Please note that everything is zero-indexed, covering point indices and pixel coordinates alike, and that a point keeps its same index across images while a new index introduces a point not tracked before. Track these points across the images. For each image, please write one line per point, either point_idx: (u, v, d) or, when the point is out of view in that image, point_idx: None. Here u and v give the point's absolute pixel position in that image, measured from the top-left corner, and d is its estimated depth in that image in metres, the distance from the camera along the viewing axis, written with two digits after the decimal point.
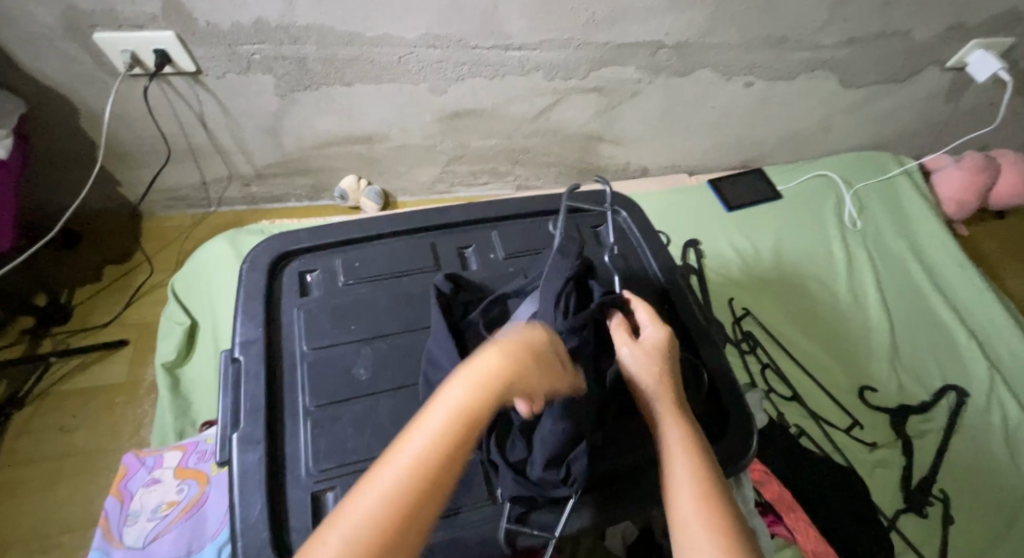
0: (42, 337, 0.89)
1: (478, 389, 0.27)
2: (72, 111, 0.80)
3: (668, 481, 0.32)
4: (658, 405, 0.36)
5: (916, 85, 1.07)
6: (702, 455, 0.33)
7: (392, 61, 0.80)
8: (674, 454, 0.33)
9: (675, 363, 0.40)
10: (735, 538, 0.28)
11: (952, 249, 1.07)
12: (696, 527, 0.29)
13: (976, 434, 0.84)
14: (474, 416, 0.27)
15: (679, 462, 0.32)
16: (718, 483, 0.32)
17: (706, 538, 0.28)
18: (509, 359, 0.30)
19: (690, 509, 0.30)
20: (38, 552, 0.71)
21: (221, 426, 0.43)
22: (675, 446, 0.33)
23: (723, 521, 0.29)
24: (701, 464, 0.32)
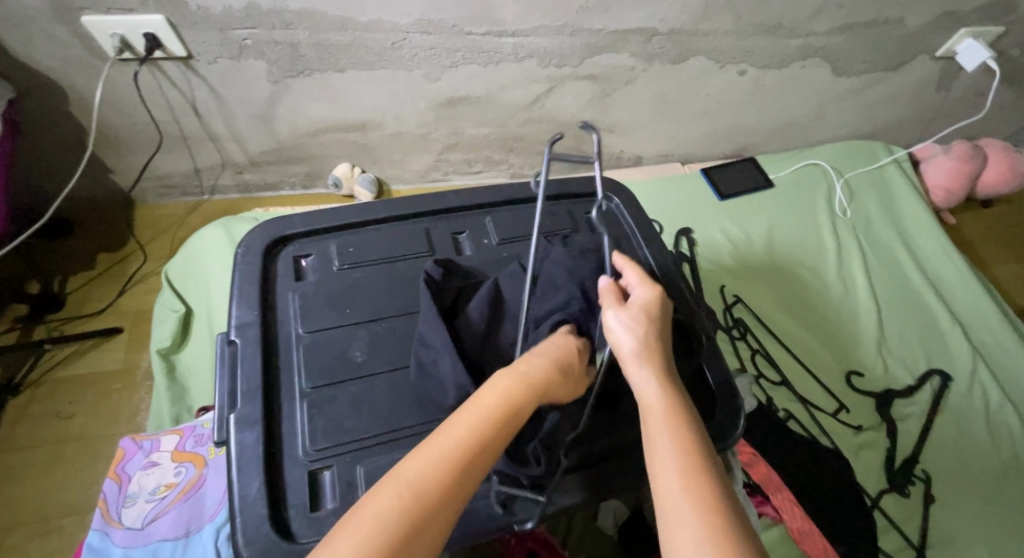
0: (35, 325, 0.89)
1: (527, 382, 0.34)
2: (62, 97, 0.80)
3: (653, 447, 0.32)
4: (644, 373, 0.36)
5: (908, 74, 1.08)
6: (684, 421, 0.33)
7: (386, 47, 0.80)
8: (658, 422, 0.33)
9: (663, 330, 0.41)
10: (717, 499, 0.28)
11: (938, 237, 1.09)
12: (676, 489, 0.29)
13: (958, 416, 0.86)
14: (521, 396, 0.33)
15: (662, 429, 0.33)
16: (703, 448, 0.32)
17: (685, 499, 0.28)
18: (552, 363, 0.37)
19: (673, 471, 0.30)
20: (38, 537, 0.72)
21: (219, 408, 0.44)
22: (659, 413, 0.34)
23: (706, 483, 0.29)
24: (685, 429, 0.32)
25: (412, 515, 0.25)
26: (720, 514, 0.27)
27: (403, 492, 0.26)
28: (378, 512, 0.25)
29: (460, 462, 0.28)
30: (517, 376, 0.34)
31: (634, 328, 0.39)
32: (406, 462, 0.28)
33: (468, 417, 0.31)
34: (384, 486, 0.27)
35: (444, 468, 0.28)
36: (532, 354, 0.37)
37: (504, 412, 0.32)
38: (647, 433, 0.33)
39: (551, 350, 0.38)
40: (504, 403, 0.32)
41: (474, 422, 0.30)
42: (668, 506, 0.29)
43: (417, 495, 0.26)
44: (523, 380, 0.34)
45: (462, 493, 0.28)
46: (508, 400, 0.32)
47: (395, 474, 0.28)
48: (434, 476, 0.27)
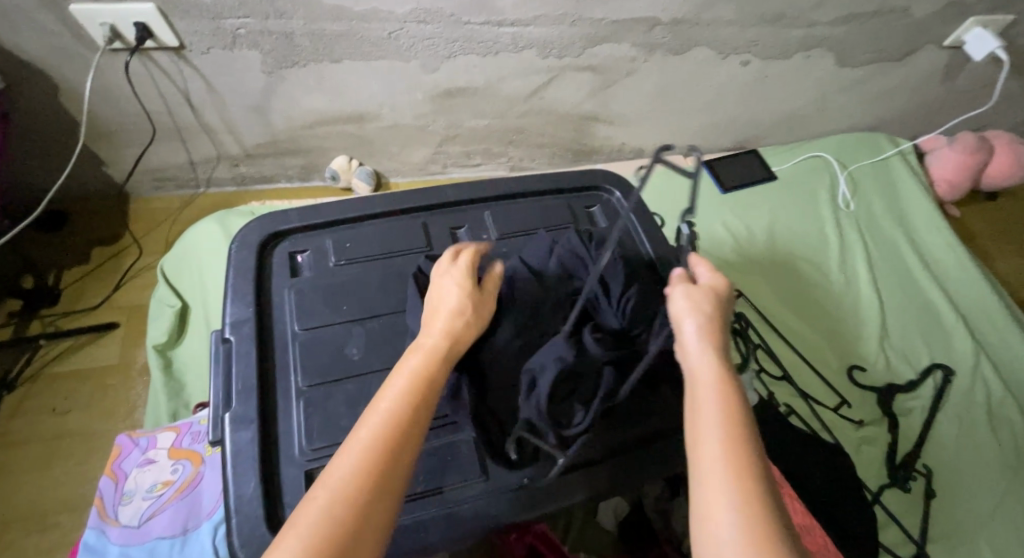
0: (30, 320, 0.88)
1: (430, 352, 0.34)
2: (51, 87, 0.78)
3: (695, 417, 0.31)
4: (699, 346, 0.35)
5: (914, 64, 1.06)
6: (733, 396, 0.32)
7: (382, 37, 0.79)
8: (705, 393, 0.32)
9: (725, 312, 0.39)
10: (753, 474, 0.27)
11: (943, 229, 1.08)
12: (711, 459, 0.28)
13: (960, 410, 0.85)
14: (429, 366, 0.33)
15: (710, 401, 0.31)
16: (750, 427, 0.30)
17: (720, 470, 0.27)
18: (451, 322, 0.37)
19: (712, 442, 0.29)
20: (36, 532, 0.71)
21: (214, 407, 0.43)
22: (707, 383, 0.33)
23: (743, 457, 0.28)
24: (734, 406, 0.31)
25: (343, 518, 0.24)
26: (757, 491, 0.26)
27: (333, 490, 0.25)
28: (305, 522, 0.24)
29: (385, 446, 0.27)
30: (418, 354, 0.34)
31: (695, 306, 0.38)
32: (334, 459, 0.27)
33: (381, 403, 0.30)
34: (323, 485, 0.26)
35: (368, 453, 0.27)
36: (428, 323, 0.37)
37: (419, 385, 0.31)
38: (691, 404, 0.32)
39: (447, 310, 0.38)
40: (414, 377, 0.32)
41: (387, 405, 0.29)
42: (703, 476, 0.27)
43: (345, 497, 0.25)
44: (423, 356, 0.34)
45: (399, 469, 0.27)
46: (417, 377, 0.32)
47: (324, 479, 0.26)
48: (361, 461, 0.26)
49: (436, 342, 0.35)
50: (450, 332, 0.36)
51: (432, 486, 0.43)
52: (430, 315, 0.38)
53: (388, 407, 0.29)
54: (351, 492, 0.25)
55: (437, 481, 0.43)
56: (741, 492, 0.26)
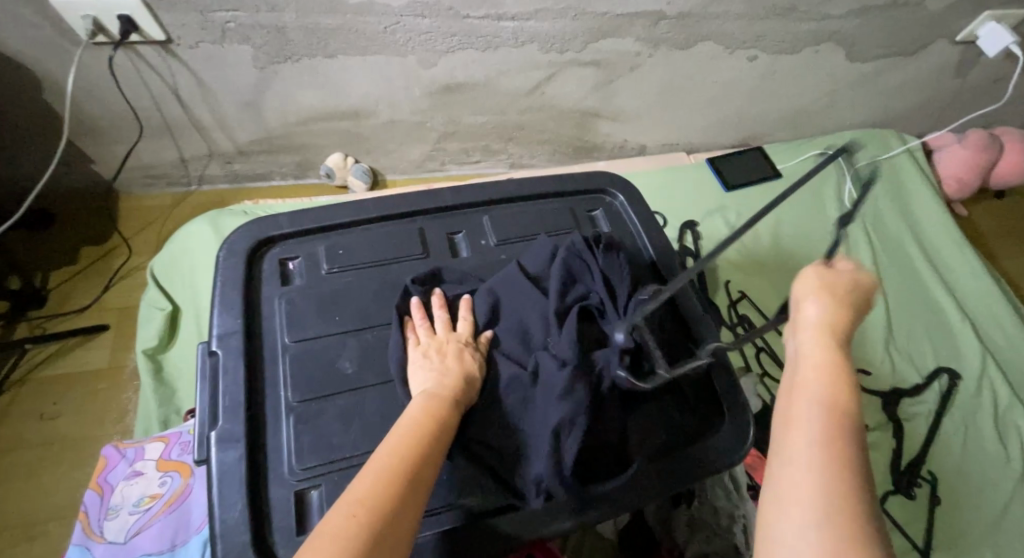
0: (18, 322, 0.86)
1: (439, 396, 0.37)
2: (34, 82, 0.75)
3: (791, 406, 0.29)
4: (814, 339, 0.32)
5: (924, 59, 1.03)
6: (841, 388, 0.29)
7: (378, 31, 0.76)
8: (807, 385, 0.30)
9: (859, 305, 0.34)
10: (846, 467, 0.25)
11: (951, 230, 1.06)
12: (798, 447, 0.26)
13: (968, 416, 0.84)
14: (440, 410, 0.35)
15: (808, 397, 0.29)
16: (853, 423, 0.27)
17: (804, 456, 0.25)
18: (459, 375, 0.40)
19: (806, 429, 0.27)
20: (23, 541, 0.70)
21: (199, 423, 0.41)
22: (810, 373, 0.30)
23: (837, 450, 0.25)
24: (838, 408, 0.28)
25: (367, 526, 0.25)
26: (851, 494, 0.23)
27: (357, 509, 0.26)
28: (332, 529, 0.25)
29: (401, 474, 0.29)
30: (423, 395, 0.37)
31: (825, 290, 0.33)
32: (360, 476, 0.29)
33: (394, 439, 0.32)
34: (341, 506, 0.27)
35: (387, 480, 0.28)
36: (431, 370, 0.40)
37: (429, 425, 0.34)
38: (787, 393, 0.30)
39: (448, 363, 0.41)
40: (428, 416, 0.34)
41: (402, 441, 0.31)
42: (790, 461, 0.26)
43: (369, 507, 0.26)
44: (431, 397, 0.37)
45: (415, 498, 0.29)
46: (428, 413, 0.35)
47: (349, 494, 0.27)
48: (381, 485, 0.28)
49: (440, 385, 0.38)
50: (451, 375, 0.39)
51: (437, 505, 0.41)
52: (433, 359, 0.41)
53: (402, 445, 0.31)
54: (374, 511, 0.26)
55: (443, 499, 0.41)
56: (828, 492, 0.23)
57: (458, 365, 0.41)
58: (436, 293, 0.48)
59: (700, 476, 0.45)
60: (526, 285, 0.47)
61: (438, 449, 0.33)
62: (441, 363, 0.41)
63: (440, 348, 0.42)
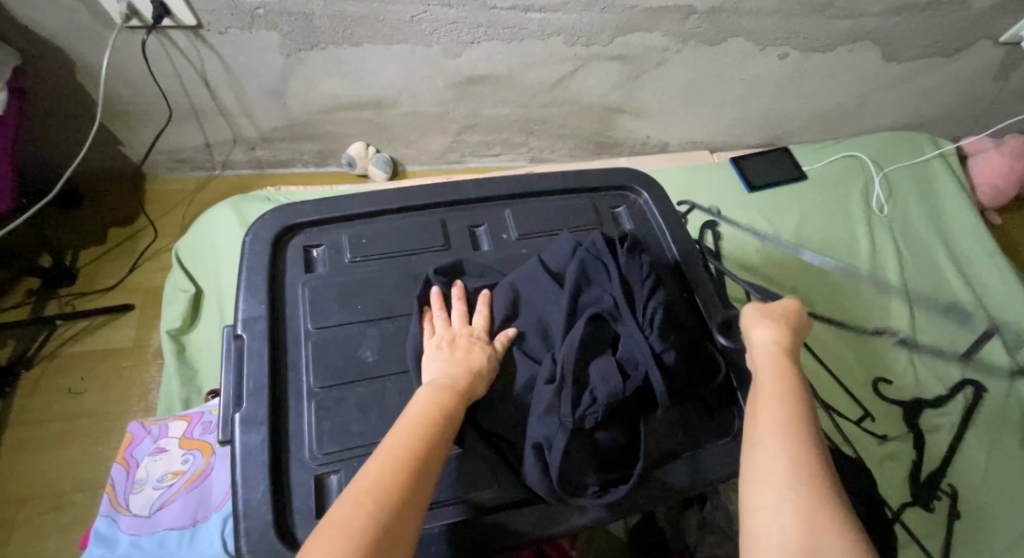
0: (48, 299, 0.88)
1: (449, 385, 0.37)
2: (69, 65, 0.77)
3: (755, 410, 0.33)
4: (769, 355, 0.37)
5: (964, 60, 1.00)
6: (798, 396, 0.33)
7: (405, 20, 0.76)
8: (768, 391, 0.34)
9: (799, 338, 0.41)
10: (812, 462, 0.28)
11: (982, 238, 1.03)
12: (772, 443, 0.30)
13: (992, 430, 0.82)
14: (449, 399, 0.35)
15: (772, 397, 0.33)
16: (812, 424, 0.31)
17: (776, 454, 0.29)
18: (467, 368, 0.39)
19: (772, 428, 0.31)
20: (52, 510, 0.72)
21: (224, 404, 0.42)
22: (767, 382, 0.35)
23: (802, 444, 0.29)
24: (794, 405, 0.32)
25: (378, 514, 0.25)
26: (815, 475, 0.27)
27: (367, 497, 0.26)
28: (344, 517, 0.25)
29: (410, 465, 0.29)
30: (432, 387, 0.37)
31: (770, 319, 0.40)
32: (372, 460, 0.29)
33: (402, 426, 0.32)
34: (350, 495, 0.27)
35: (395, 470, 0.28)
36: (444, 364, 0.40)
37: (438, 414, 0.34)
38: (753, 401, 0.34)
39: (460, 358, 0.40)
40: (435, 403, 0.35)
41: (410, 429, 0.32)
42: (761, 447, 0.30)
43: (380, 494, 0.27)
44: (442, 389, 0.36)
45: (421, 494, 0.28)
46: (436, 405, 0.35)
47: (358, 482, 0.28)
48: (389, 475, 0.28)
49: (447, 377, 0.38)
50: (460, 368, 0.39)
51: (448, 496, 0.41)
52: (446, 351, 0.41)
53: (410, 433, 0.31)
54: (383, 503, 0.26)
55: (452, 491, 0.41)
56: (797, 472, 0.27)
57: (466, 359, 0.40)
58: (456, 284, 0.48)
59: (717, 479, 0.44)
60: (545, 281, 0.46)
61: (445, 438, 0.33)
62: (453, 357, 0.40)
63: (452, 341, 0.42)
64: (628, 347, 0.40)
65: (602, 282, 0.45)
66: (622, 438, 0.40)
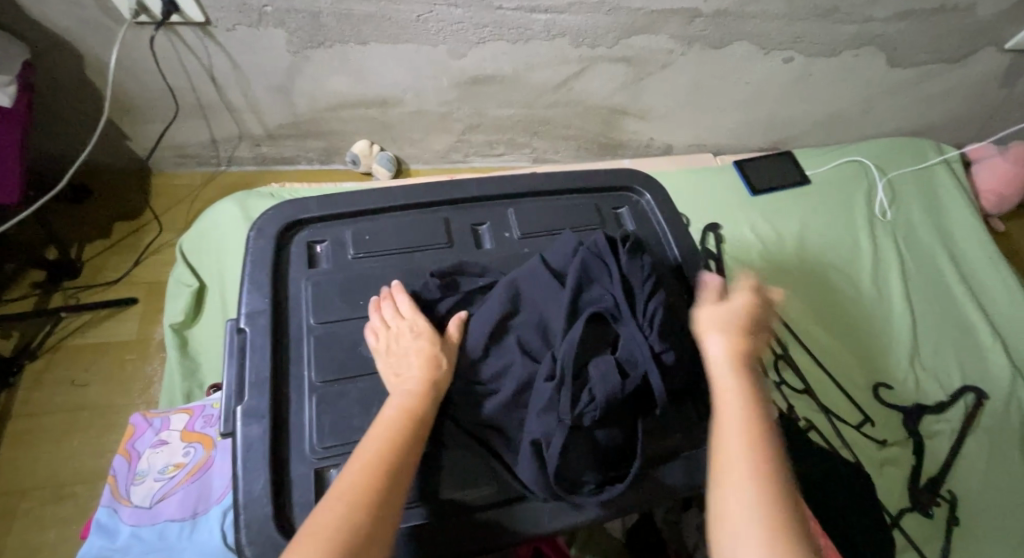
0: (53, 291, 0.89)
1: (418, 388, 0.37)
2: (78, 59, 0.78)
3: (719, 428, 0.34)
4: (729, 363, 0.38)
5: (969, 67, 1.00)
6: (759, 414, 0.34)
7: (411, 19, 0.76)
8: (731, 406, 0.34)
9: (755, 334, 0.41)
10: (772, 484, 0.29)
11: (985, 246, 1.03)
12: (737, 467, 0.30)
13: (993, 437, 0.82)
14: (417, 403, 0.36)
15: (735, 414, 0.34)
16: (772, 441, 0.32)
17: (740, 478, 0.30)
18: (427, 367, 0.39)
19: (735, 448, 0.31)
20: (54, 501, 0.73)
21: (225, 397, 0.43)
22: (730, 399, 0.35)
23: (765, 467, 0.30)
24: (756, 422, 0.33)
25: (351, 518, 0.26)
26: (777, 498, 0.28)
27: (342, 502, 0.27)
28: (320, 523, 0.26)
29: (383, 467, 0.30)
30: (400, 392, 0.37)
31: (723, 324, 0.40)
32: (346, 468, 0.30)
33: (376, 432, 0.33)
34: (328, 500, 0.27)
35: (369, 473, 0.29)
36: (405, 365, 0.40)
37: (408, 418, 0.34)
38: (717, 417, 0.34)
39: (416, 357, 0.40)
40: (405, 407, 0.35)
41: (383, 434, 0.32)
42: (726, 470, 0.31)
43: (352, 499, 0.27)
44: (406, 393, 0.37)
45: (395, 492, 0.29)
46: (404, 409, 0.35)
47: (332, 490, 0.28)
48: (363, 480, 0.28)
49: (411, 380, 0.38)
50: (418, 366, 0.39)
51: (412, 500, 0.41)
52: (401, 352, 0.41)
53: (384, 437, 0.32)
54: (358, 507, 0.27)
55: (417, 494, 0.41)
56: (760, 497, 0.28)
57: (421, 357, 0.40)
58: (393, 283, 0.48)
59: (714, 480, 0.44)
60: (545, 280, 0.46)
61: (417, 440, 0.33)
62: (410, 358, 0.40)
63: (395, 341, 0.42)
64: (629, 347, 0.40)
65: (603, 282, 0.45)
66: (619, 437, 0.40)
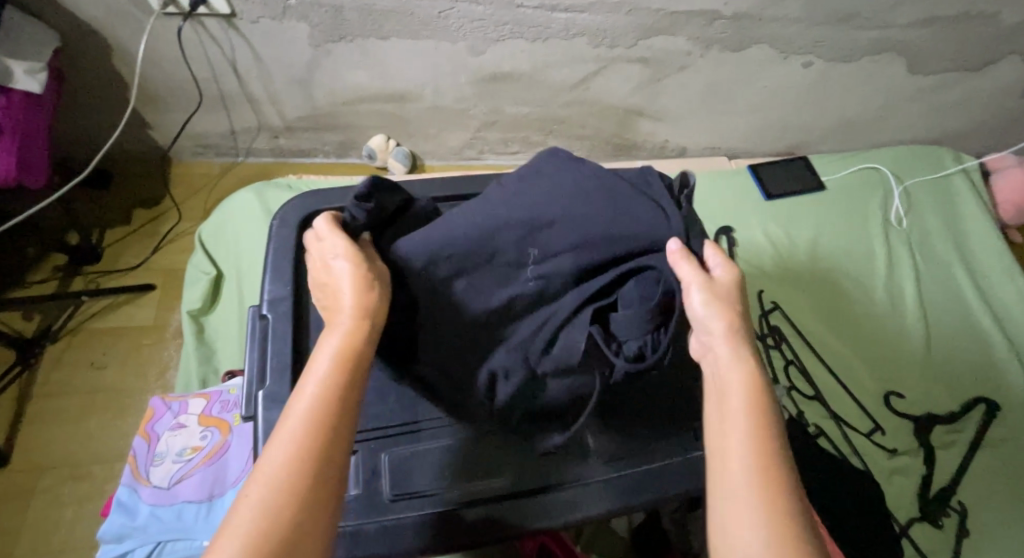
0: (74, 275, 0.91)
1: (356, 319, 0.31)
2: (105, 48, 0.79)
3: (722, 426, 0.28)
4: (728, 349, 0.32)
5: (991, 75, 0.99)
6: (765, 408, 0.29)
7: (432, 15, 0.77)
8: (733, 402, 0.29)
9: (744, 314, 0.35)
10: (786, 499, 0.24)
11: (1003, 256, 1.02)
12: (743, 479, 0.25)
13: (1005, 449, 0.81)
14: (354, 340, 0.30)
15: (737, 410, 0.28)
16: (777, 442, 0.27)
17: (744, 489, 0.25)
18: (367, 295, 0.32)
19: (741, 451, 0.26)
20: (72, 480, 0.74)
21: (247, 382, 0.43)
22: (735, 392, 0.29)
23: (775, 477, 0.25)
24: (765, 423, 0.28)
25: (279, 514, 0.22)
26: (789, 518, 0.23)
27: (265, 494, 0.22)
28: (241, 524, 0.22)
29: (318, 441, 0.25)
30: (341, 323, 0.31)
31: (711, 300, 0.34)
32: (268, 446, 0.25)
33: (308, 385, 0.27)
34: (248, 492, 0.23)
35: (298, 452, 0.24)
36: (343, 288, 0.33)
37: (345, 363, 0.28)
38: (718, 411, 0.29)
39: (355, 283, 0.33)
40: (341, 348, 0.29)
41: (314, 390, 0.27)
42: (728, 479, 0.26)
43: (282, 486, 0.23)
44: (345, 328, 0.30)
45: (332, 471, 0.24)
46: (343, 351, 0.29)
47: (257, 470, 0.24)
48: (292, 460, 0.24)
49: (351, 308, 0.31)
50: (355, 293, 0.32)
51: (437, 486, 0.41)
52: (338, 273, 0.34)
53: (315, 394, 0.26)
54: (285, 497, 0.22)
55: (440, 482, 0.41)
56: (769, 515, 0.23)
57: (360, 283, 0.33)
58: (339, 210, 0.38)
59: None
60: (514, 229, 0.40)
61: (356, 391, 0.28)
62: (346, 281, 0.33)
63: (324, 262, 0.35)
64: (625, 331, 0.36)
65: (564, 226, 0.40)
66: (580, 392, 0.39)
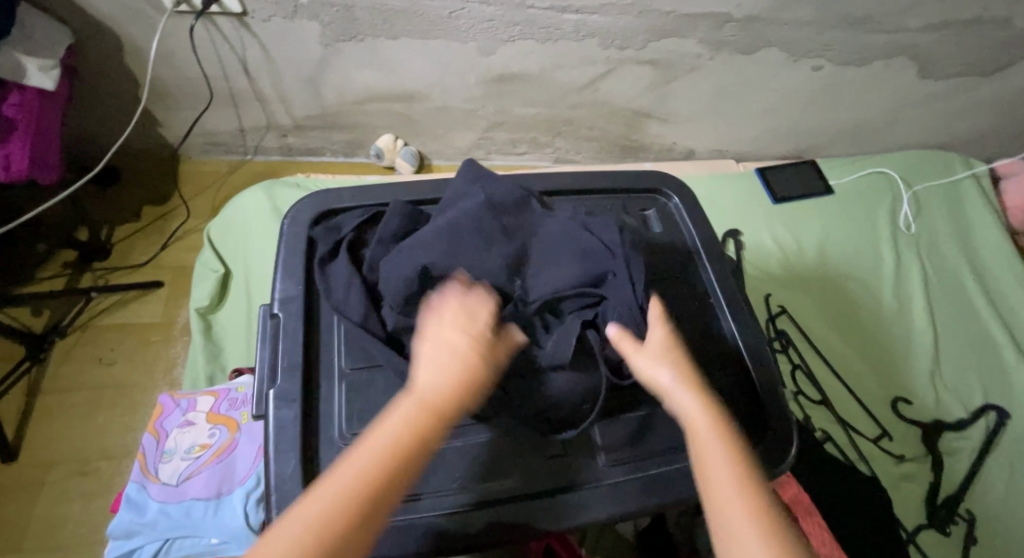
0: (83, 271, 0.91)
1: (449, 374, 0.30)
2: (117, 45, 0.79)
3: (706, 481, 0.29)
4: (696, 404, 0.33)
5: (1002, 80, 0.98)
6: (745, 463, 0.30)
7: (442, 15, 0.77)
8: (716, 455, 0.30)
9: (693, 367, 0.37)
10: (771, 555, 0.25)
11: (1012, 263, 1.01)
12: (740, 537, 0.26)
13: (1013, 457, 0.80)
14: (441, 395, 0.29)
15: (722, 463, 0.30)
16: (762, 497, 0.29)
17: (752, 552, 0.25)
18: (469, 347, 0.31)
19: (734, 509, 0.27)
20: (79, 475, 0.75)
21: (258, 381, 0.43)
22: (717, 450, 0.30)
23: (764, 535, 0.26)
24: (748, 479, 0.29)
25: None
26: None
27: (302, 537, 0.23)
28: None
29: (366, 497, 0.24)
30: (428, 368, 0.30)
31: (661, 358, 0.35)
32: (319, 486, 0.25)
33: (378, 433, 0.27)
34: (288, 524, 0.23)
35: (344, 505, 0.24)
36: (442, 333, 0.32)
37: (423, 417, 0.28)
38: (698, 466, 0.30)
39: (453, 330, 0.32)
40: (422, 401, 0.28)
41: (383, 440, 0.26)
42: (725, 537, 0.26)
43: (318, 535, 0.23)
44: (434, 378, 0.29)
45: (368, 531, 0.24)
46: (425, 405, 0.28)
47: (305, 503, 0.24)
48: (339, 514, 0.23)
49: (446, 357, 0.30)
50: (460, 343, 0.31)
51: (451, 487, 0.40)
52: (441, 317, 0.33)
53: (382, 443, 0.26)
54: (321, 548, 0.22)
55: (456, 482, 0.40)
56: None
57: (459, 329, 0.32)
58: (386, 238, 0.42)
59: None
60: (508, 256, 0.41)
61: (424, 451, 0.27)
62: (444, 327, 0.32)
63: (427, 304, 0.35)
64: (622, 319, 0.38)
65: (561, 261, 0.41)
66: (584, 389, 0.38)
